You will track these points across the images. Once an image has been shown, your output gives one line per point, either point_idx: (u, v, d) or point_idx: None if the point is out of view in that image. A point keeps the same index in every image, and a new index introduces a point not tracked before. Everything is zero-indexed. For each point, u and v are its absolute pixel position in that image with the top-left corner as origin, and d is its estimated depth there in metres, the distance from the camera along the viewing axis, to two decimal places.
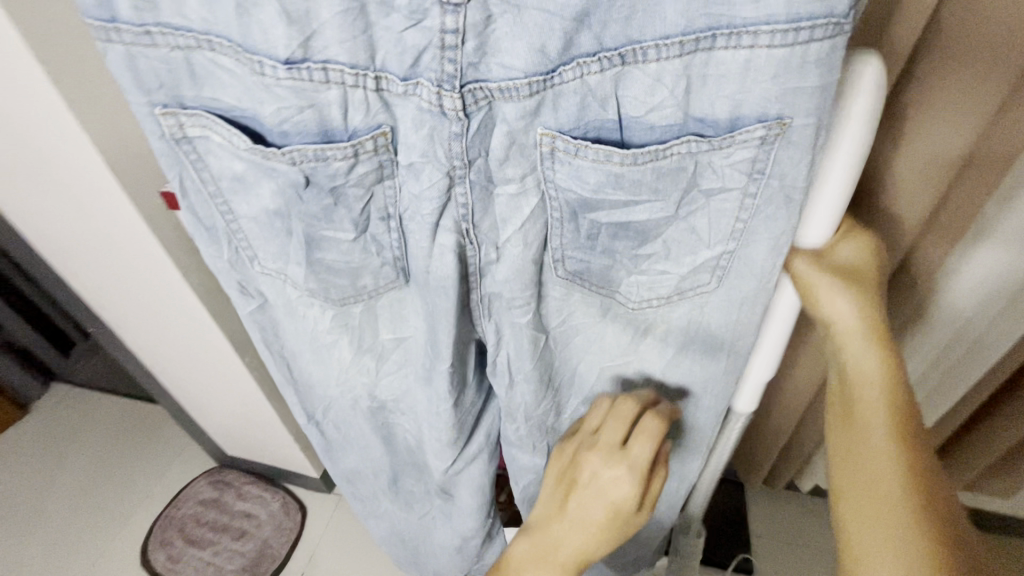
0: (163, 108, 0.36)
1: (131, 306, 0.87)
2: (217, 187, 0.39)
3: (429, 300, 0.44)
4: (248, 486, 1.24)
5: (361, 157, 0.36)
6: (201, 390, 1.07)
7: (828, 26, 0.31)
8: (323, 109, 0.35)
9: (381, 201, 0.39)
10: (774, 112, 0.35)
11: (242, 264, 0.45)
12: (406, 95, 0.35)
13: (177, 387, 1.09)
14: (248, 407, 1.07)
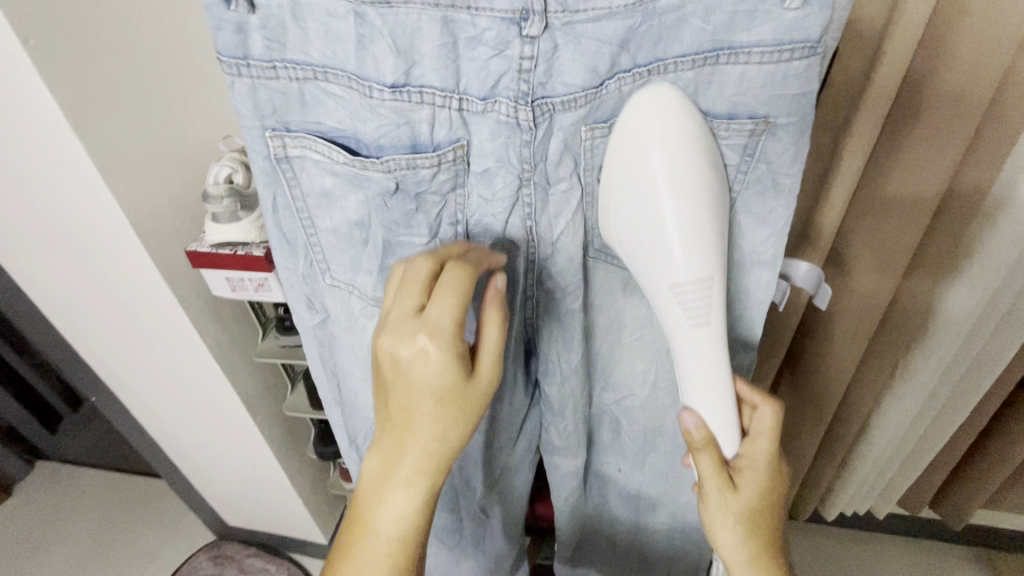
0: (272, 131, 0.41)
1: (142, 364, 0.86)
2: (305, 203, 0.44)
3: (491, 298, 0.49)
4: (251, 558, 1.18)
5: (444, 165, 0.41)
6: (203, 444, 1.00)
7: (805, 49, 0.39)
8: (415, 124, 0.40)
9: (452, 208, 0.44)
10: (763, 112, 0.41)
11: (314, 277, 0.49)
12: (482, 112, 0.40)
13: (177, 446, 1.04)
14: (254, 469, 1.04)
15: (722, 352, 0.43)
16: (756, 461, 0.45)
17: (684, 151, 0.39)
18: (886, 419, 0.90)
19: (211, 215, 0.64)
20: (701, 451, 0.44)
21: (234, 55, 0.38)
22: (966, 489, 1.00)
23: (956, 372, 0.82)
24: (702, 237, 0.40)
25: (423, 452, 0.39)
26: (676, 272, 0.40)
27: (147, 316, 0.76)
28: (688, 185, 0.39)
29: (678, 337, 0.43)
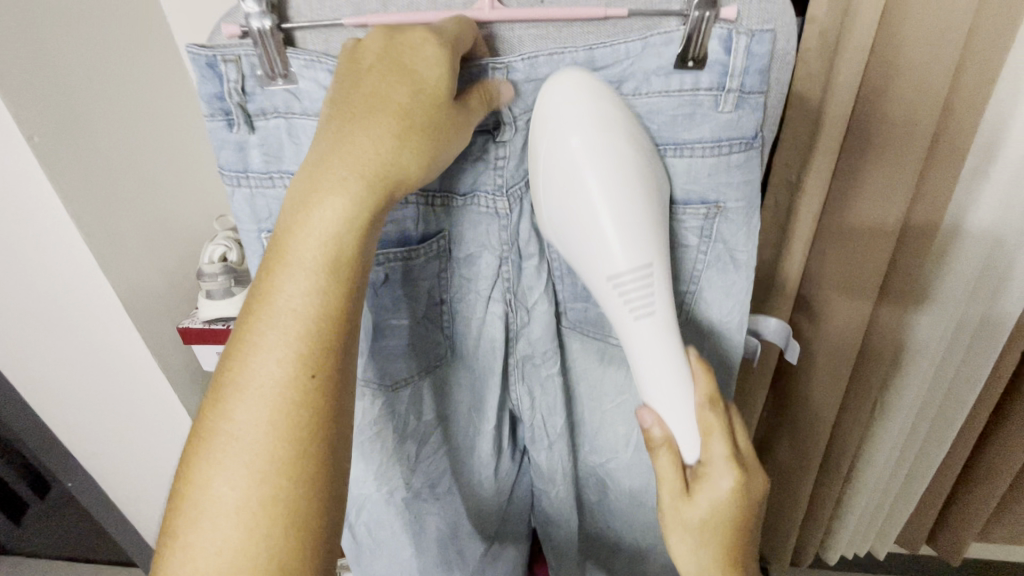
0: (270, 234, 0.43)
1: (123, 447, 0.84)
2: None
3: (477, 369, 0.51)
4: None
5: (428, 251, 0.44)
6: None
7: (742, 145, 0.42)
8: (399, 220, 0.43)
9: (436, 287, 0.47)
10: (714, 197, 0.44)
11: None
12: (463, 206, 0.44)
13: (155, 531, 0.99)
14: None
15: (673, 341, 0.40)
16: (718, 472, 0.39)
17: (606, 134, 0.38)
18: (874, 456, 0.91)
19: (205, 292, 0.65)
20: (659, 451, 0.40)
21: (235, 169, 0.41)
22: (956, 523, 1.02)
23: (931, 409, 0.86)
24: (637, 232, 0.38)
25: (275, 391, 0.33)
26: (616, 261, 0.38)
27: (134, 398, 0.75)
28: (614, 164, 0.38)
29: (629, 331, 0.40)
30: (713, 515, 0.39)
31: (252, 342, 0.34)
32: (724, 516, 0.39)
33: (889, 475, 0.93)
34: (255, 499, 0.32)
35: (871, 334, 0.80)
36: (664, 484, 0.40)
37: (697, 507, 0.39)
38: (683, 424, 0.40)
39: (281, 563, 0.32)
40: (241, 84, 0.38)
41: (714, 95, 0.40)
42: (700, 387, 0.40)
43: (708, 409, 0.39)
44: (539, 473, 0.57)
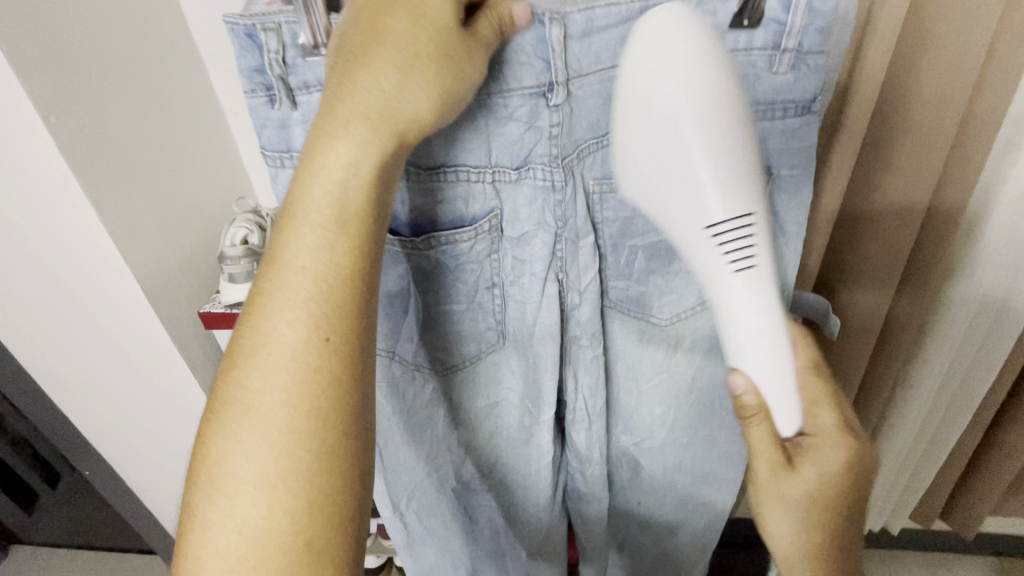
0: None
1: (143, 438, 0.84)
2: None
3: (529, 355, 0.49)
4: None
5: (481, 233, 0.43)
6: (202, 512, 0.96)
7: (797, 109, 0.41)
8: (451, 201, 0.42)
9: (488, 272, 0.45)
10: (766, 161, 0.44)
11: None
12: (516, 181, 0.42)
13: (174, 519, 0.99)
14: None
15: (772, 298, 0.38)
16: (830, 443, 0.42)
17: (703, 67, 0.33)
18: (893, 433, 0.92)
19: (226, 275, 0.64)
20: (754, 422, 0.40)
21: (277, 148, 0.40)
22: (969, 499, 1.03)
23: (950, 387, 0.86)
24: (739, 182, 0.35)
25: (290, 356, 0.32)
26: (716, 211, 0.36)
27: (155, 386, 0.75)
28: (712, 105, 0.34)
29: (724, 289, 0.38)
30: (814, 484, 0.41)
31: (266, 303, 0.33)
32: (831, 486, 0.42)
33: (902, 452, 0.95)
34: (278, 468, 0.31)
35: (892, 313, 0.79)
36: (760, 459, 0.41)
37: (802, 477, 0.41)
38: (786, 393, 0.39)
39: (316, 512, 0.32)
40: (282, 55, 0.36)
41: (769, 54, 0.39)
42: (800, 357, 0.44)
43: (809, 377, 0.44)
44: (579, 458, 0.56)
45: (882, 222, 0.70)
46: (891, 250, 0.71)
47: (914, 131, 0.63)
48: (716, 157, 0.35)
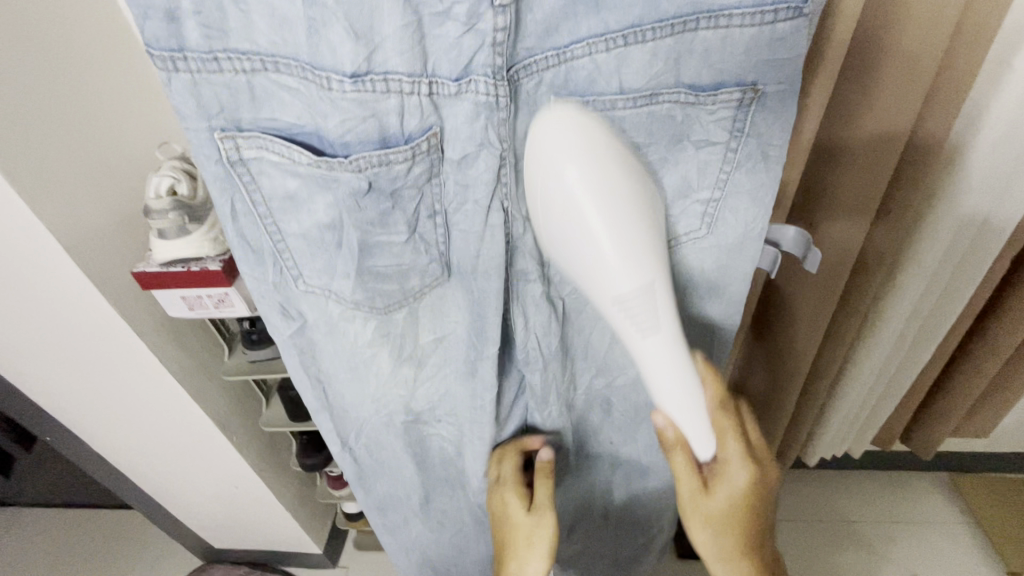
0: (221, 133, 0.37)
1: (99, 395, 0.82)
2: (267, 207, 0.39)
3: (476, 290, 0.46)
4: None
5: (417, 156, 0.39)
6: (166, 463, 0.97)
7: (788, 10, 0.39)
8: (382, 116, 0.37)
9: (429, 200, 0.41)
10: (750, 78, 0.42)
11: (287, 285, 0.44)
12: (457, 95, 0.38)
13: (140, 472, 0.99)
14: (237, 489, 1.02)
15: (683, 357, 0.41)
16: (733, 469, 0.47)
17: (600, 159, 0.36)
18: (863, 364, 0.93)
19: (156, 231, 0.58)
20: (675, 450, 0.45)
21: (168, 47, 0.34)
22: (928, 421, 1.08)
23: (919, 315, 0.87)
24: (638, 248, 0.37)
25: None
26: (620, 284, 0.37)
27: (107, 346, 0.72)
28: (611, 199, 0.36)
29: (638, 353, 0.40)
30: (726, 503, 0.47)
31: None
32: (741, 501, 0.47)
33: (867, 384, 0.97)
34: None
35: (867, 246, 0.78)
36: (683, 481, 0.47)
37: (715, 497, 0.47)
38: (699, 436, 0.43)
39: None
40: None
41: None
42: (709, 394, 0.46)
43: (719, 415, 0.46)
44: (539, 396, 0.56)
45: (866, 148, 0.67)
46: (873, 178, 0.69)
47: (896, 57, 0.60)
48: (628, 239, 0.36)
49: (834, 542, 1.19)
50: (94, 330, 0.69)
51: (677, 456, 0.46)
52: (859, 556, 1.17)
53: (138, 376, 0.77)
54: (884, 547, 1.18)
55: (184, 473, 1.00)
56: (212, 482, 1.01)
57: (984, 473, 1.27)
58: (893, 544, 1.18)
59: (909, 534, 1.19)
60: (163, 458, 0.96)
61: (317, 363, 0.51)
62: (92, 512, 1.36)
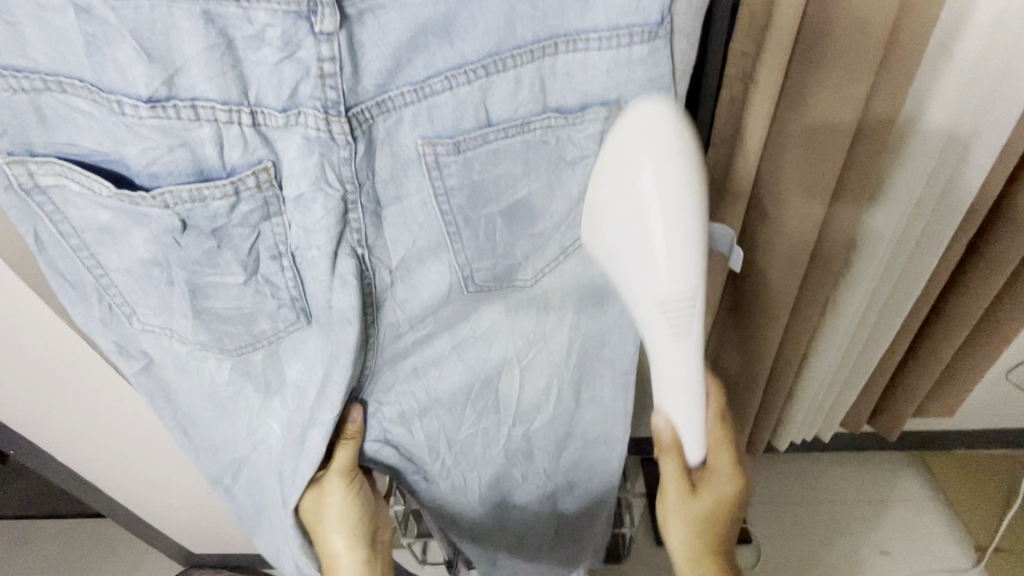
0: (8, 158, 0.35)
1: (58, 411, 0.81)
2: (81, 240, 0.38)
3: (333, 340, 0.44)
4: None
5: (243, 194, 0.38)
6: (135, 476, 0.97)
7: (645, 32, 0.41)
8: (195, 146, 0.36)
9: (268, 239, 0.40)
10: (615, 97, 0.43)
11: (117, 320, 0.43)
12: (285, 127, 0.37)
13: (110, 486, 1.00)
14: (210, 496, 1.02)
15: (698, 364, 0.44)
16: (721, 474, 0.52)
17: (679, 164, 0.37)
18: (822, 352, 0.95)
19: None
20: (667, 454, 0.49)
21: None
22: (893, 405, 1.10)
23: (880, 300, 0.88)
24: (688, 256, 0.39)
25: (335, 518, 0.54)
26: (663, 284, 0.40)
27: (64, 363, 0.72)
28: (680, 197, 0.38)
29: (654, 343, 0.44)
30: (707, 502, 0.53)
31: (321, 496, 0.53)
32: (712, 504, 0.53)
33: (826, 373, 0.98)
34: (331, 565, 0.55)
35: (827, 233, 0.78)
36: (670, 482, 0.51)
37: (699, 499, 0.52)
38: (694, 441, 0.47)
39: None
40: None
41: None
42: (712, 407, 0.51)
43: (717, 427, 0.51)
44: (444, 420, 0.58)
45: (817, 132, 0.67)
46: (824, 162, 0.68)
47: (837, 44, 0.60)
48: (678, 262, 0.39)
49: (807, 524, 1.21)
50: (52, 349, 0.69)
51: (666, 458, 0.50)
52: (832, 537, 1.19)
53: (101, 391, 0.77)
54: (853, 527, 1.20)
55: (156, 487, 1.00)
56: (185, 495, 1.02)
57: (955, 451, 1.28)
58: (866, 524, 1.20)
59: (881, 513, 1.22)
60: (133, 471, 0.97)
61: (174, 404, 0.48)
62: (75, 523, 1.36)
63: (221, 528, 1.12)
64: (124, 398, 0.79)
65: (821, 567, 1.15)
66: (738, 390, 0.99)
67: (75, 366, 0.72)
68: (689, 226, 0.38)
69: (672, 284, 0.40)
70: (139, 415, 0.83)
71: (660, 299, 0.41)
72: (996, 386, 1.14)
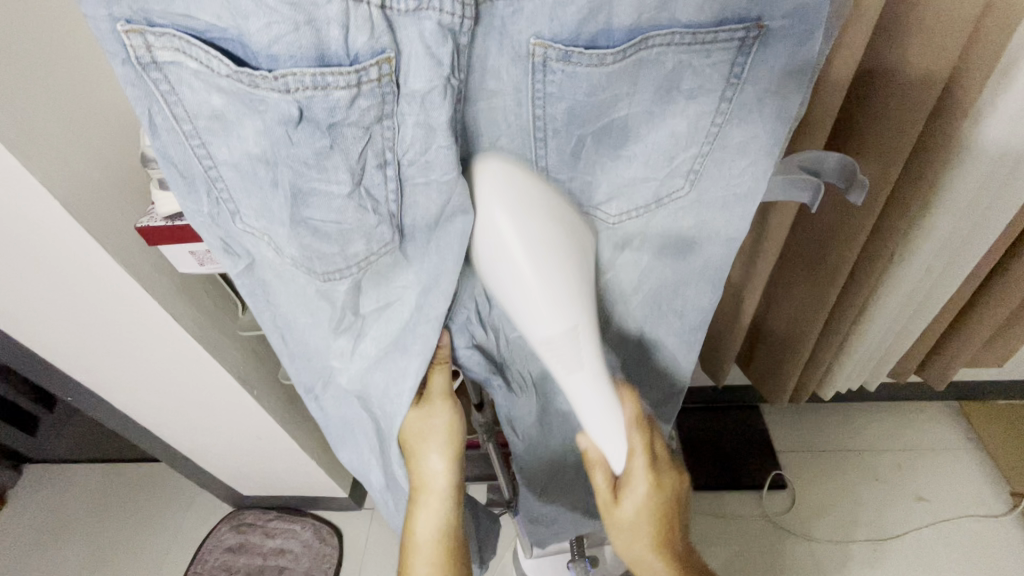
0: (128, 25, 0.31)
1: (113, 356, 0.81)
2: (193, 126, 0.34)
3: (430, 261, 0.42)
4: (273, 522, 1.26)
5: (363, 87, 0.32)
6: (186, 420, 0.99)
7: None
8: (320, 26, 0.31)
9: (378, 146, 0.35)
10: (755, 14, 0.37)
11: (224, 216, 0.40)
12: (415, 12, 0.32)
13: (163, 430, 1.02)
14: (260, 440, 1.04)
15: (606, 389, 0.44)
16: (656, 374, 0.46)
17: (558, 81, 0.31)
18: (886, 300, 0.92)
19: (156, 181, 0.53)
20: (607, 344, 0.44)
21: None
22: (945, 354, 1.08)
23: (952, 247, 0.84)
24: (564, 290, 0.38)
25: (441, 486, 0.54)
26: (544, 329, 0.39)
27: (119, 311, 0.70)
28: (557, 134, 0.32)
29: (562, 382, 0.43)
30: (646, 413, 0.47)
31: (420, 468, 0.54)
32: (657, 415, 0.47)
33: (877, 321, 0.96)
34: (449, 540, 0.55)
35: (908, 170, 0.73)
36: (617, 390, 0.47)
37: (622, 508, 0.48)
38: (607, 448, 0.46)
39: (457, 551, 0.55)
40: None
41: None
42: None
43: None
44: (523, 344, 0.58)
45: (908, 74, 0.62)
46: (910, 110, 0.64)
47: None
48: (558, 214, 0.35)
49: (840, 472, 1.22)
50: (110, 297, 0.68)
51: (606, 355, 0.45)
52: (866, 482, 1.20)
53: (157, 338, 0.76)
54: (887, 473, 1.21)
55: (207, 433, 1.03)
56: (235, 440, 1.05)
57: (992, 402, 1.29)
58: (901, 471, 1.21)
59: (917, 462, 1.22)
60: (181, 417, 0.98)
61: (272, 308, 0.47)
62: (123, 463, 1.42)
63: (266, 469, 1.15)
64: (176, 347, 0.78)
65: (852, 511, 1.17)
66: (793, 340, 0.96)
67: (127, 315, 0.71)
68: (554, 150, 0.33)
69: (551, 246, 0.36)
70: (188, 364, 0.82)
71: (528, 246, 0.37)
72: None
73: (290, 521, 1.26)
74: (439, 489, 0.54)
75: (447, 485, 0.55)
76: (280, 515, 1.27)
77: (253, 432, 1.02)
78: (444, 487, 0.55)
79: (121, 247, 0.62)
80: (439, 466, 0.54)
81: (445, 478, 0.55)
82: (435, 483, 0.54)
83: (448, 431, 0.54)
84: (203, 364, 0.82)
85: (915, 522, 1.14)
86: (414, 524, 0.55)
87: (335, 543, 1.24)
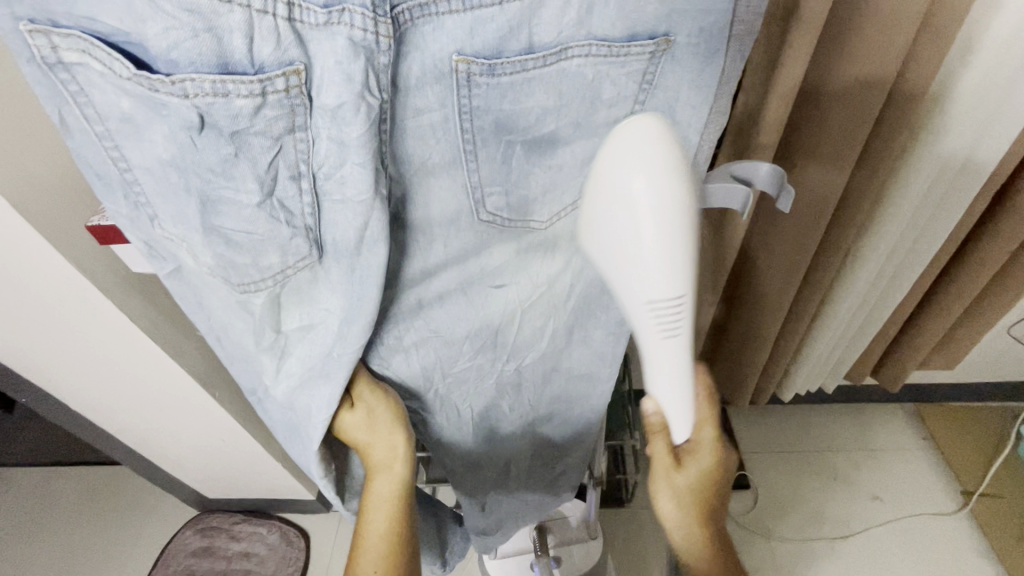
0: (29, 24, 0.30)
1: (73, 359, 0.80)
2: (105, 127, 0.34)
3: (355, 273, 0.42)
4: (239, 525, 1.25)
5: (267, 97, 0.33)
6: (151, 424, 0.98)
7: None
8: (222, 34, 0.31)
9: (288, 157, 0.36)
10: (663, 29, 0.38)
11: (143, 222, 0.39)
12: (325, 26, 0.32)
13: (127, 434, 1.01)
14: (222, 443, 1.03)
15: (687, 361, 0.44)
16: (706, 447, 0.50)
17: (673, 178, 0.36)
18: (837, 304, 0.95)
19: None
20: (656, 434, 0.49)
21: None
22: (896, 356, 1.12)
23: (900, 252, 0.87)
24: (679, 256, 0.38)
25: (399, 480, 0.56)
26: (657, 290, 0.39)
27: (75, 315, 0.70)
28: (676, 215, 0.37)
29: (653, 346, 0.42)
30: (698, 476, 0.51)
31: (377, 470, 0.55)
32: (706, 483, 0.51)
33: (828, 325, 0.99)
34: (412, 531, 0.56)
35: (852, 183, 0.76)
36: (657, 458, 0.50)
37: (686, 473, 0.50)
38: (683, 413, 0.47)
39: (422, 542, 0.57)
40: None
41: None
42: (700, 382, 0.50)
43: (706, 398, 0.50)
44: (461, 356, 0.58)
45: (853, 90, 0.65)
46: (855, 118, 0.67)
47: None
48: (671, 277, 0.39)
49: (801, 472, 1.25)
50: (62, 298, 0.67)
51: (657, 439, 0.49)
52: (826, 481, 1.24)
53: (118, 341, 0.76)
54: (848, 472, 1.25)
55: (172, 436, 1.02)
56: (202, 444, 1.04)
57: (946, 403, 1.34)
58: (859, 472, 1.25)
59: (873, 463, 1.26)
60: (142, 420, 0.96)
61: (207, 310, 0.45)
62: (90, 466, 1.39)
63: (232, 472, 1.14)
64: (137, 349, 0.77)
65: (814, 509, 1.20)
66: (749, 340, 0.99)
67: (85, 319, 0.71)
68: (667, 237, 0.37)
69: (674, 285, 0.39)
70: (151, 367, 0.82)
71: (649, 302, 0.40)
72: (996, 341, 1.17)
73: (258, 525, 1.25)
74: (399, 486, 0.56)
75: (406, 481, 0.56)
76: (248, 517, 1.25)
77: (215, 436, 1.01)
78: (403, 483, 0.56)
79: (75, 247, 0.61)
80: (393, 465, 0.55)
81: (404, 474, 0.56)
82: (396, 482, 0.55)
83: (395, 432, 0.54)
84: (166, 366, 0.81)
85: (873, 519, 1.18)
86: (375, 521, 0.55)
87: (302, 546, 1.23)
